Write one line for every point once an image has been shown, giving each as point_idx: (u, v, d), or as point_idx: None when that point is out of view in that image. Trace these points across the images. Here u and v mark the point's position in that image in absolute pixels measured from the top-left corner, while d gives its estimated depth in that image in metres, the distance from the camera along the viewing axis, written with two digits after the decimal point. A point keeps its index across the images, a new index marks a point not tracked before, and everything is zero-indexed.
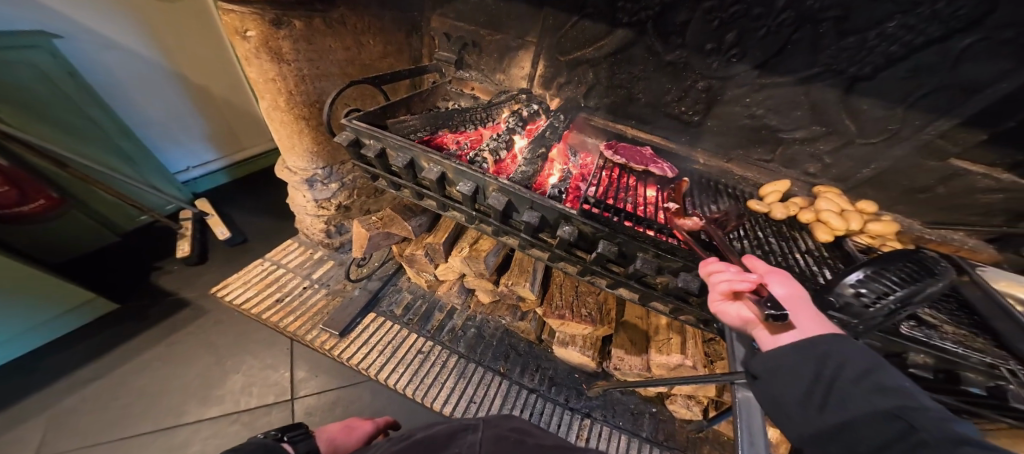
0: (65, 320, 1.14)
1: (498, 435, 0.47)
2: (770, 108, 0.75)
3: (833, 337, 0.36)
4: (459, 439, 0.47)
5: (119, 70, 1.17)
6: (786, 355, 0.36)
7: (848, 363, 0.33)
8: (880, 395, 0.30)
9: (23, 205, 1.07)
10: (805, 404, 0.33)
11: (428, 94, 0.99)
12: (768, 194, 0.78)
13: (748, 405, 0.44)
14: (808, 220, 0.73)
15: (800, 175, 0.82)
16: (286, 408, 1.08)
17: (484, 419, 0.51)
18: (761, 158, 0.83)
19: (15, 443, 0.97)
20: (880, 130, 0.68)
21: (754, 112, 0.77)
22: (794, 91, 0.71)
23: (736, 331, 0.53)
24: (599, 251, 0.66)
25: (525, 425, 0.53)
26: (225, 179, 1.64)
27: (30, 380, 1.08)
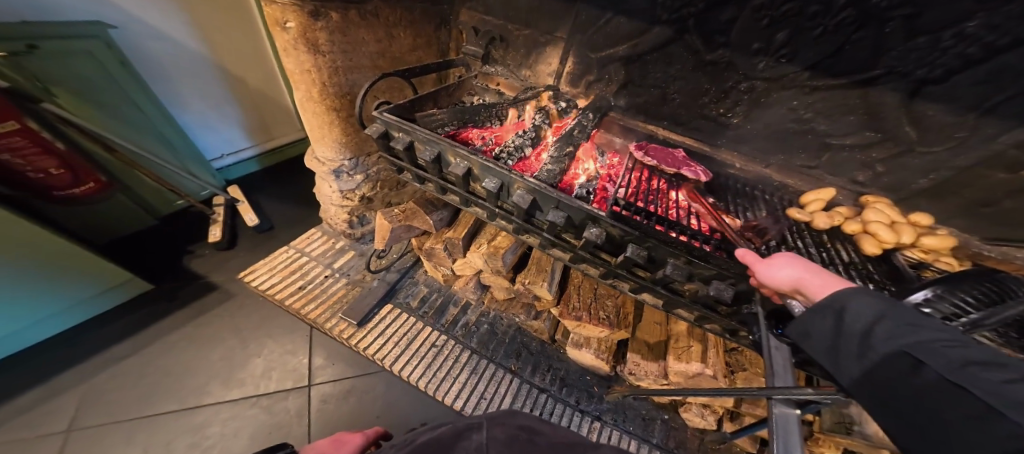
0: (108, 297, 1.21)
1: (508, 435, 0.46)
2: (819, 112, 0.71)
3: (844, 290, 0.36)
4: (466, 441, 0.46)
5: (166, 59, 1.23)
6: (809, 319, 0.37)
7: (862, 312, 0.34)
8: (889, 336, 0.31)
9: (75, 188, 1.14)
10: (834, 358, 0.34)
11: (455, 88, 0.98)
12: (810, 203, 0.74)
13: (787, 422, 0.39)
14: (853, 231, 0.68)
15: (847, 183, 0.77)
16: (302, 394, 1.11)
17: (490, 416, 0.49)
18: (805, 164, 0.79)
19: (63, 410, 1.04)
20: (945, 138, 0.62)
21: (800, 116, 0.73)
22: (849, 94, 0.66)
23: (773, 340, 0.47)
24: (626, 254, 0.64)
25: (533, 422, 0.50)
26: (255, 168, 1.70)
27: (75, 352, 1.15)
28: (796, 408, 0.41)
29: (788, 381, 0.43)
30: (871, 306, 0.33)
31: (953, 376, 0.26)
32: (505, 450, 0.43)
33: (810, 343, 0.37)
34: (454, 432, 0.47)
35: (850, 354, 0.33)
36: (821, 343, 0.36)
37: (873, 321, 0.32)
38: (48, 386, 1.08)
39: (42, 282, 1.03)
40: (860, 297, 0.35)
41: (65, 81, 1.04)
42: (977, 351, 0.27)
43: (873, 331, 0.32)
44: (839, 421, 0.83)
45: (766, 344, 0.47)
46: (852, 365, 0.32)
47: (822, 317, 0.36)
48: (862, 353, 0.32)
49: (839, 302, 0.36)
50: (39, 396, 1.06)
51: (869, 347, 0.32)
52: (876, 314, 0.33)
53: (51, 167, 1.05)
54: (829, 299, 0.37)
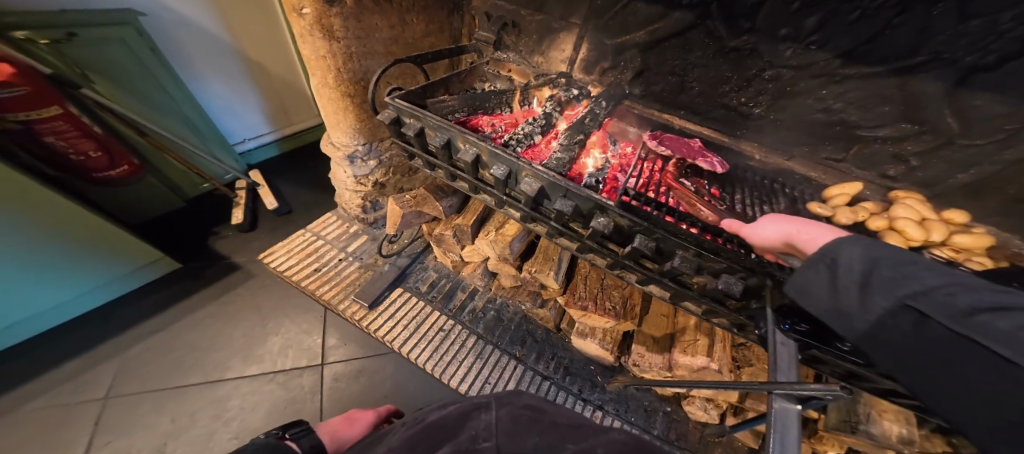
0: (142, 274, 1.28)
1: (512, 413, 0.47)
2: (850, 102, 0.66)
3: (831, 243, 0.38)
4: (475, 420, 0.46)
5: (191, 46, 1.27)
6: (805, 275, 0.39)
7: (853, 262, 0.35)
8: (886, 287, 0.32)
9: (111, 170, 1.20)
10: (835, 314, 0.36)
11: (466, 74, 0.97)
12: (834, 197, 0.71)
13: (785, 417, 0.40)
14: (878, 227, 0.64)
15: (876, 177, 0.73)
16: (316, 372, 1.16)
17: (495, 396, 0.51)
18: (831, 156, 0.75)
19: (105, 377, 1.13)
20: (993, 130, 0.57)
21: (829, 106, 0.69)
22: (887, 82, 0.61)
23: (779, 336, 0.46)
24: (634, 245, 0.63)
25: (537, 401, 0.52)
26: (276, 153, 1.75)
27: (113, 325, 1.24)
28: (796, 404, 0.41)
29: (791, 378, 0.42)
30: (860, 255, 0.35)
31: (962, 328, 0.27)
32: (511, 426, 0.45)
33: (809, 298, 0.39)
34: (462, 411, 0.48)
35: (851, 308, 0.34)
36: (819, 299, 0.37)
37: (865, 272, 0.34)
38: (91, 355, 1.18)
39: (79, 259, 1.10)
40: (848, 247, 0.36)
41: (101, 68, 1.09)
42: (971, 290, 0.28)
43: (869, 283, 0.33)
44: (845, 419, 0.76)
45: (772, 340, 0.46)
46: (855, 319, 0.34)
47: (816, 270, 0.38)
48: (864, 308, 0.33)
49: (830, 254, 0.37)
50: (82, 363, 1.16)
51: (868, 300, 0.33)
52: (866, 264, 0.34)
53: (90, 150, 1.12)
54: (822, 252, 0.38)
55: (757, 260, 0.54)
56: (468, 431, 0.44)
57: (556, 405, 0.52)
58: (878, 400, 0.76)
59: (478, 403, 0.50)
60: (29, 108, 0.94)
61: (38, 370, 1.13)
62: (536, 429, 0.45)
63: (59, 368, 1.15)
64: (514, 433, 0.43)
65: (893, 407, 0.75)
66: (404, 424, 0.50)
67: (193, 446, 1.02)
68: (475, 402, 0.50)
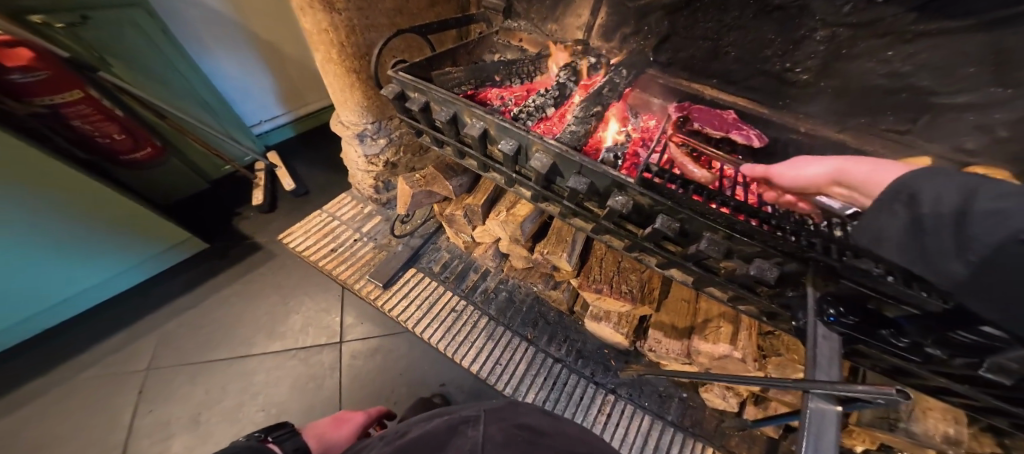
0: (172, 254, 1.34)
1: (499, 429, 0.48)
2: (922, 65, 0.51)
3: (911, 178, 0.32)
4: (463, 435, 0.48)
5: (200, 26, 1.25)
6: (887, 220, 0.34)
7: (938, 197, 0.29)
8: (969, 218, 0.26)
9: (136, 152, 1.23)
10: (929, 259, 0.30)
11: (474, 45, 0.90)
12: None
13: (821, 419, 0.35)
14: None
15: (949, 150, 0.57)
16: (335, 349, 1.20)
17: (485, 412, 0.52)
18: (895, 128, 0.60)
19: (146, 349, 1.21)
20: None
21: (895, 70, 0.54)
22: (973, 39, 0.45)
23: (821, 329, 0.41)
24: (655, 226, 0.57)
25: (533, 420, 0.52)
26: (291, 133, 1.76)
27: (146, 303, 1.31)
28: (837, 405, 0.36)
29: (832, 375, 0.38)
30: (948, 188, 0.29)
31: None
32: (497, 444, 0.46)
33: (896, 244, 0.33)
34: (451, 425, 0.50)
35: (944, 250, 0.29)
36: (910, 244, 0.32)
37: (953, 204, 0.28)
38: (130, 331, 1.25)
39: (106, 242, 1.14)
40: (933, 181, 0.30)
41: (115, 49, 1.09)
42: None
43: (957, 216, 0.27)
44: (882, 416, 0.71)
45: (812, 333, 0.41)
46: (950, 261, 0.28)
47: (899, 213, 0.33)
48: (958, 248, 0.27)
49: (909, 193, 0.32)
50: (126, 338, 1.24)
51: (959, 239, 0.27)
52: (953, 195, 0.28)
53: (115, 133, 1.14)
54: (894, 190, 0.33)
55: (799, 245, 0.48)
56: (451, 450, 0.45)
57: (551, 423, 0.52)
58: (923, 397, 0.69)
59: (466, 417, 0.51)
60: (50, 92, 0.95)
61: (85, 344, 1.22)
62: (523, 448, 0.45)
63: (102, 343, 1.23)
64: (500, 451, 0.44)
65: (940, 406, 0.68)
66: (384, 437, 0.52)
67: (226, 416, 1.09)
68: (464, 417, 0.51)
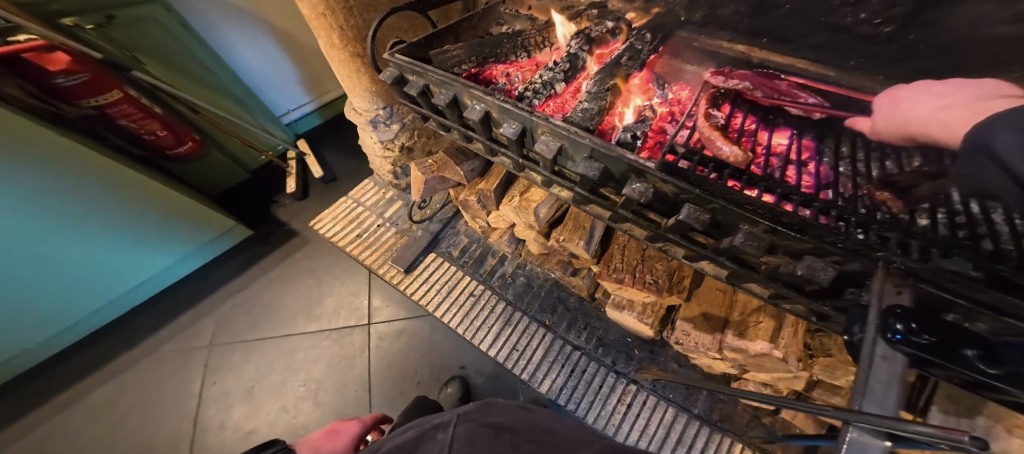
0: (223, 241, 1.43)
1: (472, 432, 0.50)
2: None
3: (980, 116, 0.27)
4: (432, 440, 0.51)
5: (218, 17, 1.26)
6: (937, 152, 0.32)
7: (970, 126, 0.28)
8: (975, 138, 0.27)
9: (179, 146, 1.31)
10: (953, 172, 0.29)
11: (478, 18, 0.82)
12: None
13: None
14: None
15: None
16: (364, 330, 1.27)
17: (457, 415, 0.53)
18: None
19: (207, 327, 1.36)
20: None
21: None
22: None
23: (879, 349, 0.33)
24: (679, 217, 0.49)
25: (506, 419, 0.53)
26: (318, 122, 1.80)
27: (204, 286, 1.45)
28: (885, 440, 0.29)
29: (886, 408, 0.30)
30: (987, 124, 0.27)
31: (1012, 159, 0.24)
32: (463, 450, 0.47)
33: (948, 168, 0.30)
34: (419, 433, 0.53)
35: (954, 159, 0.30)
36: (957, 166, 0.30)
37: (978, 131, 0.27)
38: (193, 312, 1.40)
39: (162, 232, 1.24)
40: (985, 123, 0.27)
41: (147, 48, 1.15)
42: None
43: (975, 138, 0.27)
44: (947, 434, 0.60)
45: (866, 352, 0.33)
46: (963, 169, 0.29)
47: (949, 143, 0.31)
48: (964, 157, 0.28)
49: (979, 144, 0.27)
50: (191, 317, 1.39)
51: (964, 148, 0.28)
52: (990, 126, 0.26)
53: (157, 129, 1.22)
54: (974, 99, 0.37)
55: (861, 240, 0.39)
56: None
57: (524, 421, 0.53)
58: None
59: (436, 422, 0.54)
60: (94, 92, 1.04)
61: (157, 323, 1.39)
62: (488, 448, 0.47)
63: (170, 322, 1.39)
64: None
65: None
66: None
67: (273, 389, 1.20)
68: (435, 421, 0.54)
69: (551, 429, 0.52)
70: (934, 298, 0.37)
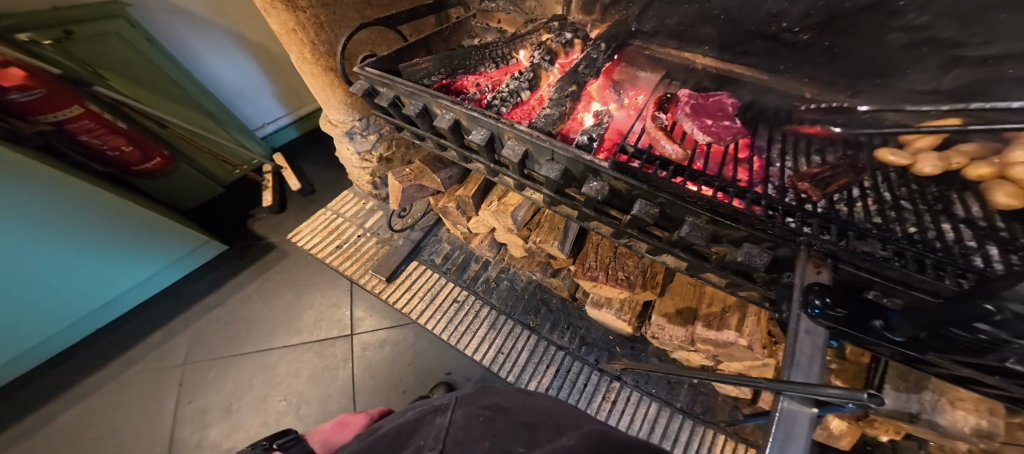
0: (195, 257, 1.41)
1: (468, 414, 0.50)
2: None
3: None
4: (430, 424, 0.49)
5: (188, 32, 1.25)
6: None
7: None
8: None
9: (145, 163, 1.28)
10: None
11: (449, 31, 0.86)
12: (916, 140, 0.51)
13: (791, 424, 0.30)
14: (980, 176, 0.45)
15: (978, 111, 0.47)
16: (347, 341, 1.25)
17: (457, 398, 0.54)
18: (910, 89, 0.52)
19: (180, 346, 1.31)
20: None
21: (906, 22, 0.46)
22: None
23: (803, 324, 0.37)
24: (634, 212, 0.53)
25: (505, 399, 0.54)
26: (296, 134, 1.79)
27: (175, 304, 1.40)
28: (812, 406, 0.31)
29: (811, 377, 0.33)
30: None
31: None
32: (462, 429, 0.47)
33: None
34: (418, 415, 0.51)
35: None
36: None
37: None
38: (163, 331, 1.35)
39: (129, 249, 1.21)
40: None
41: (110, 63, 1.13)
42: None
43: None
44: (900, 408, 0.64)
45: (793, 327, 0.37)
46: None
47: None
48: None
49: None
50: (161, 337, 1.34)
51: None
52: None
53: (121, 145, 1.19)
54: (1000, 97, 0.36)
55: (786, 227, 0.44)
56: (418, 438, 0.47)
57: (519, 401, 0.53)
58: (954, 387, 0.63)
59: (436, 405, 0.53)
60: (51, 107, 1.00)
61: (123, 346, 1.32)
62: (485, 431, 0.47)
63: (137, 344, 1.33)
64: (463, 439, 0.46)
65: (972, 396, 0.62)
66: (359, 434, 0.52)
67: (253, 408, 1.17)
68: (435, 405, 0.53)
69: (542, 408, 0.52)
70: (853, 278, 0.42)
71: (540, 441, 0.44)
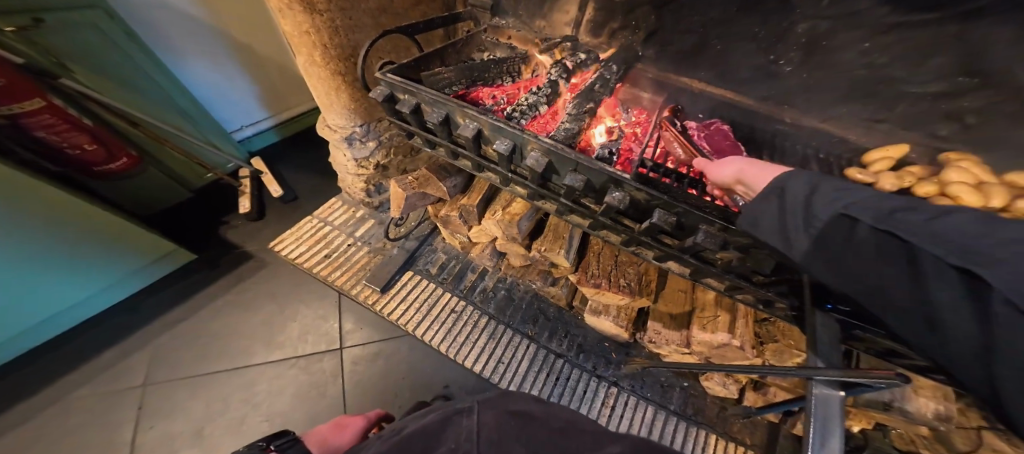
0: (159, 266, 1.29)
1: (496, 418, 0.50)
2: (896, 56, 0.53)
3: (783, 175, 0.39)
4: (457, 425, 0.49)
5: (169, 27, 1.19)
6: (756, 207, 0.40)
7: (798, 188, 0.36)
8: (825, 202, 0.33)
9: (109, 163, 1.18)
10: (783, 236, 0.36)
11: (462, 44, 0.88)
12: (874, 162, 0.59)
13: (826, 406, 0.34)
14: (926, 193, 0.51)
15: (922, 137, 0.59)
16: (337, 356, 1.19)
17: (480, 401, 0.53)
18: (870, 117, 0.62)
19: (140, 366, 1.18)
20: None
21: (871, 60, 0.56)
22: (937, 33, 0.48)
23: (820, 318, 0.42)
24: (653, 221, 0.57)
25: (527, 406, 0.54)
26: (276, 138, 1.71)
27: (134, 318, 1.26)
28: (840, 390, 0.35)
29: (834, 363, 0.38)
30: (804, 182, 0.36)
31: (885, 225, 0.28)
32: (495, 435, 0.47)
33: (760, 229, 0.39)
34: (444, 417, 0.51)
35: (798, 230, 0.34)
36: (771, 225, 0.38)
37: (808, 193, 0.35)
38: (119, 349, 1.21)
39: (87, 256, 1.09)
40: (796, 178, 0.38)
41: (78, 55, 1.04)
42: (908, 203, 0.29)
43: (811, 200, 0.34)
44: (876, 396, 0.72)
45: (813, 321, 0.42)
46: (801, 240, 0.34)
47: (767, 201, 0.39)
48: (807, 225, 0.34)
49: (779, 186, 0.38)
50: (117, 354, 1.20)
51: (811, 218, 0.33)
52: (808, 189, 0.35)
53: (84, 142, 1.09)
54: (770, 185, 0.40)
55: None
56: (448, 439, 0.47)
57: (542, 408, 0.53)
58: (915, 377, 0.71)
59: (460, 408, 0.52)
60: (13, 99, 0.90)
61: (69, 365, 1.17)
62: (515, 433, 0.47)
63: (87, 363, 1.18)
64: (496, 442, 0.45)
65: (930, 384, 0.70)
66: (382, 434, 0.53)
67: (228, 429, 1.07)
68: (459, 407, 0.53)
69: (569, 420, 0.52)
70: None
71: (577, 450, 0.44)
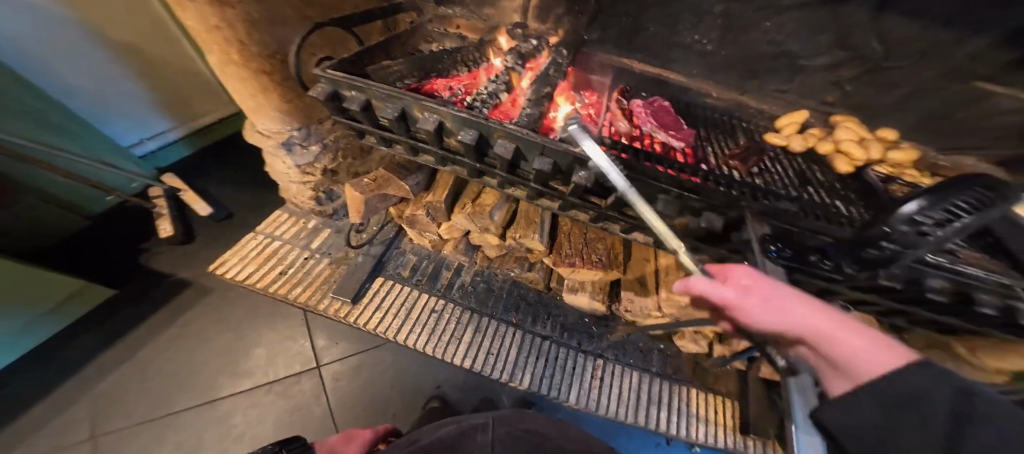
0: (66, 312, 1.09)
1: (509, 434, 0.54)
2: (791, 34, 0.64)
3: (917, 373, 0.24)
4: (472, 439, 0.53)
5: (18, 26, 0.97)
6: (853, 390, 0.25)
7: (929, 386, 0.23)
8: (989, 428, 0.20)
9: None
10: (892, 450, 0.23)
11: (406, 36, 0.85)
12: (785, 127, 0.72)
13: None
14: (826, 151, 0.67)
15: (816, 105, 0.74)
16: (314, 375, 1.12)
17: (495, 418, 0.57)
18: (777, 88, 0.74)
19: (71, 424, 1.02)
20: (910, 53, 0.58)
21: (774, 39, 0.66)
22: (818, 13, 0.59)
23: (769, 265, 0.48)
24: (617, 195, 0.61)
25: (542, 426, 0.58)
26: (189, 150, 1.52)
27: (52, 373, 1.08)
28: None
29: None
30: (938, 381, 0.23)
31: None
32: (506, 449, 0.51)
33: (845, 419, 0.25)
34: (459, 431, 0.55)
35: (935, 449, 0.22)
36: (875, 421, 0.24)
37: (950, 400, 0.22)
38: (39, 410, 1.03)
39: None
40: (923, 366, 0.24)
41: None
42: None
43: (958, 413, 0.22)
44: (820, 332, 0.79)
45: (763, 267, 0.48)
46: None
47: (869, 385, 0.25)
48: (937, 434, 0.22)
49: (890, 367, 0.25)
50: (37, 417, 1.02)
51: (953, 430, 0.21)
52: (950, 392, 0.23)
53: None
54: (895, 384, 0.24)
55: (732, 196, 0.56)
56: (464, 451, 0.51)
57: (558, 432, 0.57)
58: None
59: (475, 423, 0.56)
60: None
61: None
62: (529, 453, 0.51)
63: None
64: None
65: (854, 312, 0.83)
66: (399, 445, 0.56)
67: None
68: (474, 422, 0.56)
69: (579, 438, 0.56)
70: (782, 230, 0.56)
71: None
